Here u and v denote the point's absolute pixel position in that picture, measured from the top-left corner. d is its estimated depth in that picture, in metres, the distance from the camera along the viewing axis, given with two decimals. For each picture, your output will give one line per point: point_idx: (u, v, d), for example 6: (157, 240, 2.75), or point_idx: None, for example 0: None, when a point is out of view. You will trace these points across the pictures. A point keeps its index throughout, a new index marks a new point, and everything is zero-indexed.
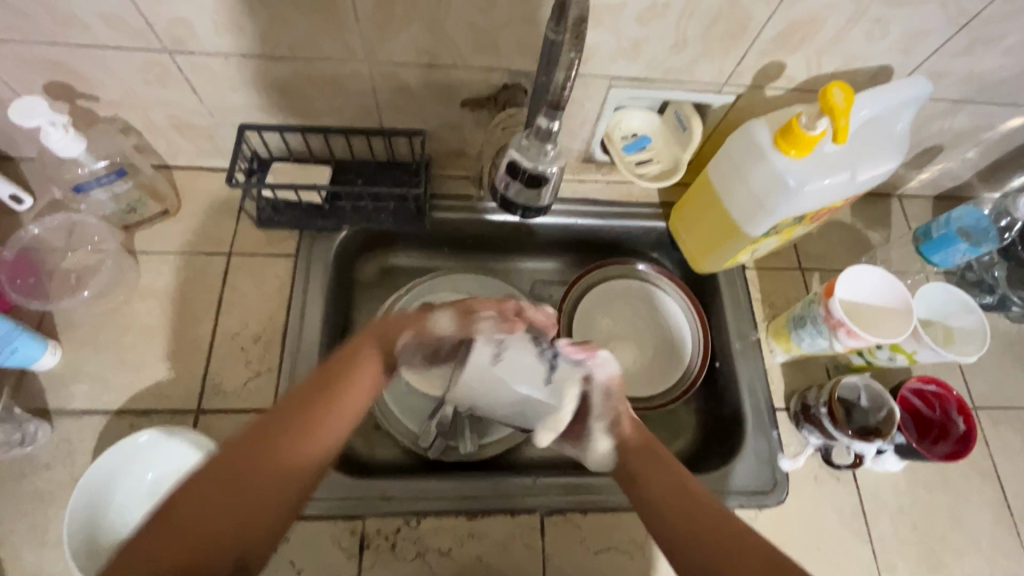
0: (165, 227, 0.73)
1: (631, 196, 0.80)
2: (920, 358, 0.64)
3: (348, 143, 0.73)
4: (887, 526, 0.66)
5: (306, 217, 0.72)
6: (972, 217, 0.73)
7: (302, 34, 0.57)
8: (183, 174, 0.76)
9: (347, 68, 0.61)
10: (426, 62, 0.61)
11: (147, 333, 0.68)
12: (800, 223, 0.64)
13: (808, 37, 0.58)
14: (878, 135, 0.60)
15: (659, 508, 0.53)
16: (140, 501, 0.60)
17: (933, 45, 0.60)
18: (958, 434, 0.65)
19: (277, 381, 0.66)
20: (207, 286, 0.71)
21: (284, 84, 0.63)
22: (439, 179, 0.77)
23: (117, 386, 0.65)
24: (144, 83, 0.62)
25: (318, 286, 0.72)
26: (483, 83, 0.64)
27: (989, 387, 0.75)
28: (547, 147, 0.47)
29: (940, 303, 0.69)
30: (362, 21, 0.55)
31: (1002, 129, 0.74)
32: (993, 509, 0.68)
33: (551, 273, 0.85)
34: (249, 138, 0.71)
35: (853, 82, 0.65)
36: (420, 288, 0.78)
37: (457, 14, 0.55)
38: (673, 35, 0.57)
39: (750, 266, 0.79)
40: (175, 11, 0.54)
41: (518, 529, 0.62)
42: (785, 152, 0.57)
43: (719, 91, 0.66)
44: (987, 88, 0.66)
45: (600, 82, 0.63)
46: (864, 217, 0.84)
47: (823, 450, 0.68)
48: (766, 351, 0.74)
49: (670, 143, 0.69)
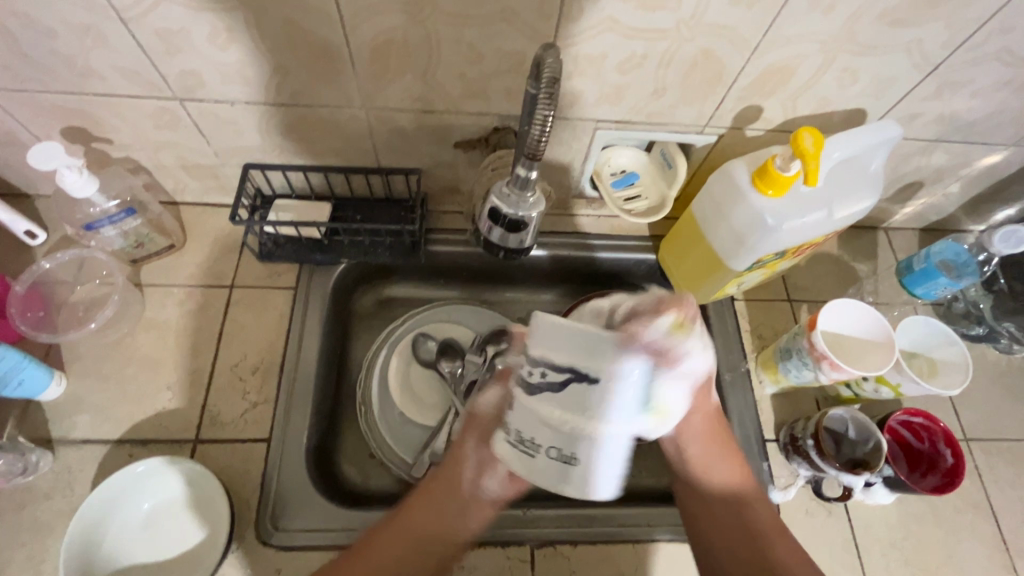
0: (172, 260, 0.76)
1: (621, 229, 0.82)
2: (903, 391, 0.65)
3: (347, 181, 0.76)
4: (880, 560, 0.66)
5: (306, 251, 0.75)
6: (952, 251, 0.75)
7: (304, 83, 0.61)
8: (190, 210, 0.80)
9: (346, 114, 0.65)
10: (421, 107, 0.64)
11: (150, 364, 0.70)
12: (783, 257, 0.66)
13: (783, 83, 0.61)
14: (854, 175, 0.63)
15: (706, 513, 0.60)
16: (134, 531, 0.61)
17: (902, 89, 0.62)
18: (947, 466, 0.65)
19: (273, 413, 0.68)
20: (209, 318, 0.73)
21: (287, 128, 0.67)
22: (434, 215, 0.80)
23: (119, 417, 0.67)
24: (155, 127, 0.66)
25: (316, 318, 0.74)
26: (476, 125, 0.67)
27: (979, 418, 0.75)
28: (526, 194, 0.50)
29: (923, 336, 0.70)
30: (359, 72, 0.59)
31: (980, 166, 0.76)
32: (988, 542, 0.68)
33: (545, 304, 0.87)
34: (253, 177, 0.74)
35: (828, 124, 0.67)
36: (416, 319, 0.81)
37: (448, 65, 0.58)
38: (653, 82, 0.60)
39: (738, 297, 0.80)
40: (185, 64, 0.58)
41: (508, 560, 0.63)
42: (763, 192, 0.59)
43: (700, 132, 0.68)
44: (960, 128, 0.68)
45: (586, 125, 0.66)
46: (850, 249, 0.85)
47: (813, 482, 0.68)
48: (755, 382, 0.75)
49: (657, 180, 0.71)
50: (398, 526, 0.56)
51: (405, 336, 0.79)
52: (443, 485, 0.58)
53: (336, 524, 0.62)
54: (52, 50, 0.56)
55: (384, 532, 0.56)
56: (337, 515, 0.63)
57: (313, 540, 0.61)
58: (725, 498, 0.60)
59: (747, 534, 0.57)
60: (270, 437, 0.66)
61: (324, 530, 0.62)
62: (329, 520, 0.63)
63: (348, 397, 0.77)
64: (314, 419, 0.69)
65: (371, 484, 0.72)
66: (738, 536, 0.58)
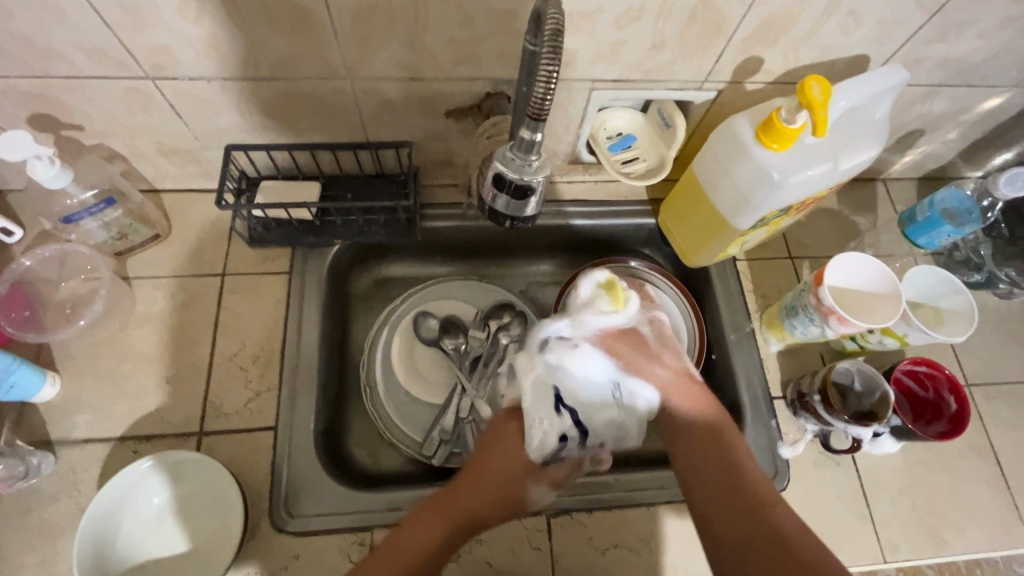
0: (158, 251, 0.74)
1: (619, 194, 0.81)
2: (910, 339, 0.65)
3: (335, 158, 0.73)
4: (888, 508, 0.67)
5: (298, 233, 0.73)
6: (955, 199, 0.75)
7: (284, 56, 0.57)
8: (172, 198, 0.77)
9: (330, 86, 0.62)
10: (408, 75, 0.61)
11: (147, 358, 0.68)
12: (787, 213, 0.65)
13: (785, 32, 0.59)
14: (859, 124, 0.61)
15: (694, 470, 0.56)
16: (148, 527, 0.60)
17: (907, 33, 0.60)
18: (951, 413, 0.66)
19: (278, 400, 0.67)
20: (203, 308, 0.71)
21: (268, 105, 0.64)
22: (428, 190, 0.78)
23: (119, 414, 0.65)
24: (129, 111, 0.63)
25: (314, 300, 0.72)
26: (467, 93, 0.64)
27: (981, 364, 0.76)
28: (531, 158, 0.48)
29: (929, 285, 0.70)
30: (342, 40, 0.56)
31: (981, 110, 0.75)
32: (992, 484, 0.70)
33: (546, 275, 0.86)
34: (236, 158, 0.71)
35: (829, 74, 0.66)
36: (416, 297, 0.80)
37: (436, 28, 0.55)
38: (651, 37, 0.58)
39: (740, 258, 0.80)
40: (155, 40, 0.54)
41: (525, 532, 0.63)
42: (767, 146, 0.58)
43: (699, 88, 0.66)
44: (963, 72, 0.67)
45: (582, 86, 0.64)
46: (850, 203, 0.85)
47: (822, 436, 0.69)
48: (761, 341, 0.75)
49: (656, 141, 0.69)
50: (392, 552, 0.51)
51: (406, 316, 0.79)
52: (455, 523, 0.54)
53: (350, 507, 0.62)
54: (8, 31, 0.52)
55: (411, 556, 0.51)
56: (352, 498, 0.63)
57: (329, 524, 0.61)
58: (704, 434, 0.57)
59: (738, 493, 0.52)
60: (277, 424, 0.65)
61: (339, 513, 0.62)
62: (345, 503, 0.62)
63: (351, 380, 0.77)
64: (320, 403, 0.68)
65: (382, 464, 0.73)
66: (727, 496, 0.53)
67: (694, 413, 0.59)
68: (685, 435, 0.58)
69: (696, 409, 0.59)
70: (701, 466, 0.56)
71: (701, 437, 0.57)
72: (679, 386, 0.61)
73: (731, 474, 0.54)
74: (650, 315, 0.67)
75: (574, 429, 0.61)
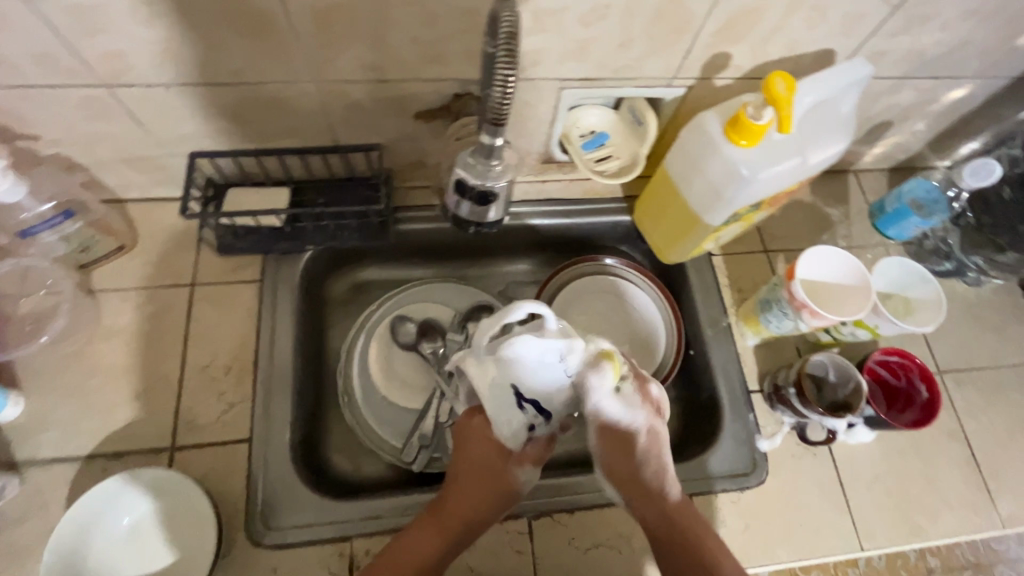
0: (124, 262, 0.72)
1: (594, 192, 0.80)
2: (882, 331, 0.66)
3: (304, 163, 0.72)
4: (864, 496, 0.68)
5: (268, 241, 0.71)
6: (923, 189, 0.77)
7: (244, 60, 0.56)
8: (136, 207, 0.75)
9: (294, 90, 0.60)
10: (374, 77, 0.60)
11: (114, 373, 0.66)
12: (758, 208, 0.65)
13: (752, 27, 0.59)
14: (827, 118, 0.61)
15: (671, 568, 0.58)
16: (120, 546, 0.58)
17: (872, 26, 0.61)
18: (923, 401, 0.67)
19: (252, 411, 0.66)
20: (172, 319, 0.70)
21: (231, 110, 0.62)
22: (400, 192, 0.77)
23: (87, 431, 0.63)
24: (86, 119, 0.61)
25: (287, 307, 0.71)
26: (435, 94, 0.63)
27: (952, 350, 0.78)
28: (492, 163, 0.48)
29: (899, 277, 0.71)
30: (303, 42, 0.55)
31: (947, 100, 0.76)
32: (963, 467, 0.71)
33: (524, 274, 0.86)
34: (201, 165, 0.69)
35: (797, 67, 0.66)
36: (393, 302, 0.79)
37: (399, 29, 0.54)
38: (619, 34, 0.58)
39: (716, 253, 0.80)
40: (108, 45, 0.52)
41: (507, 535, 0.63)
42: (735, 143, 0.57)
43: (669, 85, 0.66)
44: (928, 63, 0.68)
45: (551, 84, 0.63)
46: (823, 195, 0.85)
47: (798, 428, 0.70)
48: (737, 335, 0.75)
49: (628, 139, 0.69)
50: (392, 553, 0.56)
51: (383, 321, 0.78)
52: (444, 516, 0.58)
53: (329, 518, 0.62)
54: None
55: (405, 570, 0.55)
56: (330, 508, 0.62)
57: (307, 536, 0.60)
58: (670, 537, 0.58)
59: None
60: (252, 436, 0.64)
61: (317, 523, 0.61)
62: (323, 513, 0.62)
63: (329, 387, 0.76)
64: (296, 413, 0.67)
65: (362, 471, 0.72)
66: None
67: (660, 515, 0.58)
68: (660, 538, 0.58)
69: (663, 519, 0.58)
70: (677, 564, 0.57)
71: (675, 541, 0.58)
72: (650, 504, 0.59)
73: (708, 574, 0.56)
74: (653, 423, 0.58)
75: (539, 420, 0.56)
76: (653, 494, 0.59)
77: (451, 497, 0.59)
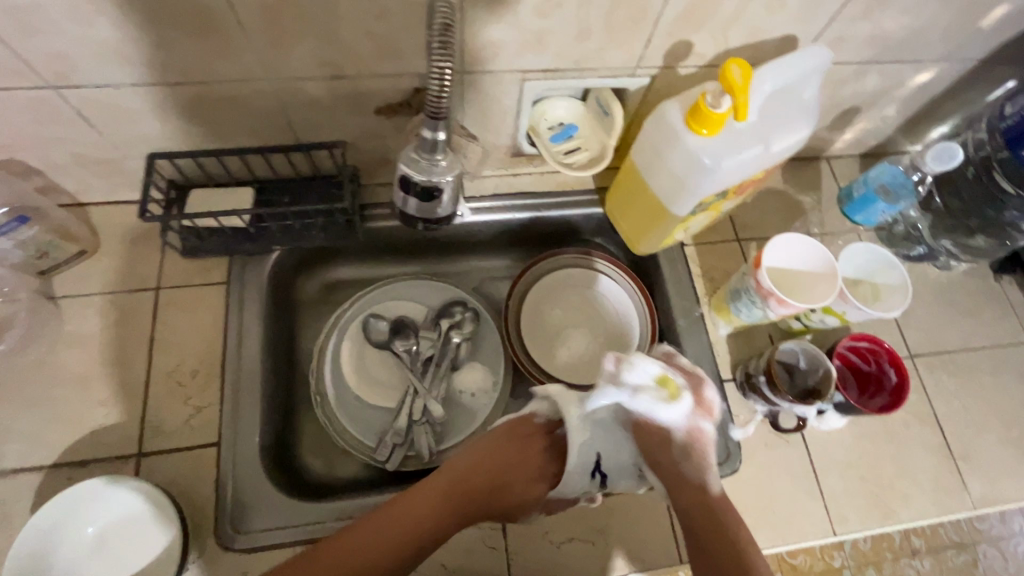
0: (86, 268, 0.71)
1: (566, 185, 0.80)
2: (850, 317, 0.66)
3: (267, 162, 0.70)
4: (837, 482, 0.68)
5: (233, 242, 0.70)
6: (890, 174, 0.77)
7: (194, 58, 0.55)
8: (97, 211, 0.73)
9: (249, 88, 0.59)
10: (331, 73, 0.59)
11: (78, 380, 0.65)
12: (725, 197, 0.65)
13: (710, 15, 0.58)
14: (789, 105, 0.61)
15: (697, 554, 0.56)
16: (86, 556, 0.58)
17: (831, 11, 0.60)
18: (892, 385, 0.67)
19: (220, 415, 0.65)
20: (137, 324, 0.69)
21: (186, 110, 0.61)
22: (369, 189, 0.76)
23: (50, 440, 0.62)
24: (35, 122, 0.59)
25: (255, 307, 0.70)
26: (395, 89, 0.62)
27: (923, 334, 0.78)
28: (437, 158, 0.46)
29: (866, 262, 0.71)
30: (252, 39, 0.53)
31: (914, 84, 0.76)
32: (934, 450, 0.72)
33: (498, 269, 0.85)
34: (160, 167, 0.68)
35: (760, 54, 0.65)
36: (365, 300, 0.78)
37: (351, 23, 0.53)
38: (576, 24, 0.57)
39: (689, 243, 0.79)
40: (49, 46, 0.51)
41: (480, 531, 0.62)
42: (697, 132, 0.57)
43: (633, 74, 0.65)
44: (892, 47, 0.67)
45: (513, 77, 0.63)
46: (795, 182, 0.85)
47: (770, 416, 0.70)
48: (710, 325, 0.75)
49: (595, 130, 0.68)
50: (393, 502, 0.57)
51: (355, 319, 0.77)
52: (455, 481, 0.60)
53: (298, 520, 0.61)
54: None
55: (396, 519, 0.56)
56: (299, 510, 0.61)
57: (277, 539, 0.60)
58: (704, 524, 0.56)
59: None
60: (220, 440, 0.64)
61: (286, 526, 0.61)
62: (291, 515, 0.61)
63: (301, 389, 0.75)
64: (265, 415, 0.66)
65: (337, 472, 0.71)
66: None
67: (699, 502, 0.57)
68: (696, 523, 0.57)
69: (704, 509, 0.57)
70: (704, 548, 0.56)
71: (712, 522, 0.56)
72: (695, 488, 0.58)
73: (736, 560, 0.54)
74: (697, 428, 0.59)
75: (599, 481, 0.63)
76: (693, 485, 0.58)
77: (468, 470, 0.61)
